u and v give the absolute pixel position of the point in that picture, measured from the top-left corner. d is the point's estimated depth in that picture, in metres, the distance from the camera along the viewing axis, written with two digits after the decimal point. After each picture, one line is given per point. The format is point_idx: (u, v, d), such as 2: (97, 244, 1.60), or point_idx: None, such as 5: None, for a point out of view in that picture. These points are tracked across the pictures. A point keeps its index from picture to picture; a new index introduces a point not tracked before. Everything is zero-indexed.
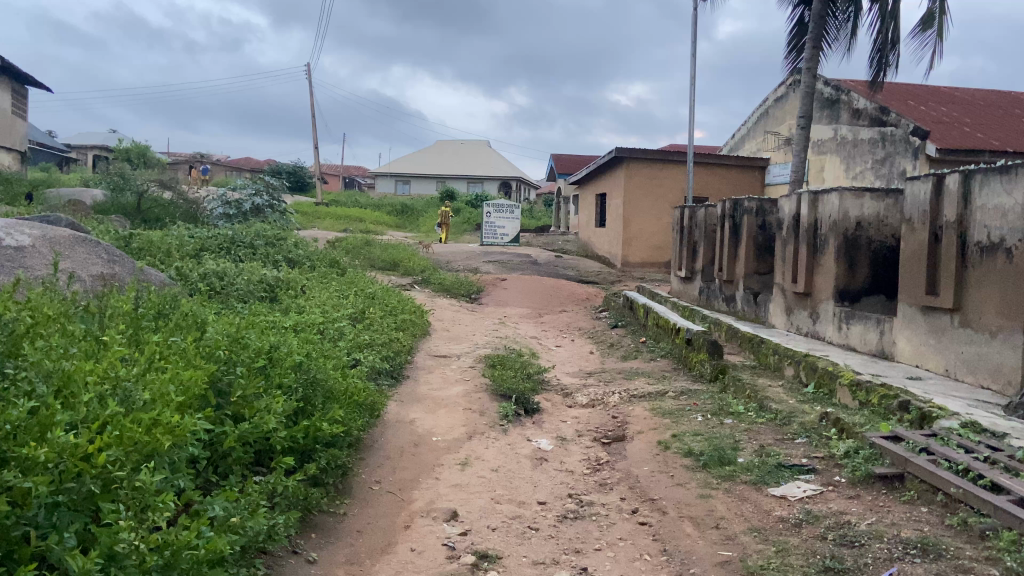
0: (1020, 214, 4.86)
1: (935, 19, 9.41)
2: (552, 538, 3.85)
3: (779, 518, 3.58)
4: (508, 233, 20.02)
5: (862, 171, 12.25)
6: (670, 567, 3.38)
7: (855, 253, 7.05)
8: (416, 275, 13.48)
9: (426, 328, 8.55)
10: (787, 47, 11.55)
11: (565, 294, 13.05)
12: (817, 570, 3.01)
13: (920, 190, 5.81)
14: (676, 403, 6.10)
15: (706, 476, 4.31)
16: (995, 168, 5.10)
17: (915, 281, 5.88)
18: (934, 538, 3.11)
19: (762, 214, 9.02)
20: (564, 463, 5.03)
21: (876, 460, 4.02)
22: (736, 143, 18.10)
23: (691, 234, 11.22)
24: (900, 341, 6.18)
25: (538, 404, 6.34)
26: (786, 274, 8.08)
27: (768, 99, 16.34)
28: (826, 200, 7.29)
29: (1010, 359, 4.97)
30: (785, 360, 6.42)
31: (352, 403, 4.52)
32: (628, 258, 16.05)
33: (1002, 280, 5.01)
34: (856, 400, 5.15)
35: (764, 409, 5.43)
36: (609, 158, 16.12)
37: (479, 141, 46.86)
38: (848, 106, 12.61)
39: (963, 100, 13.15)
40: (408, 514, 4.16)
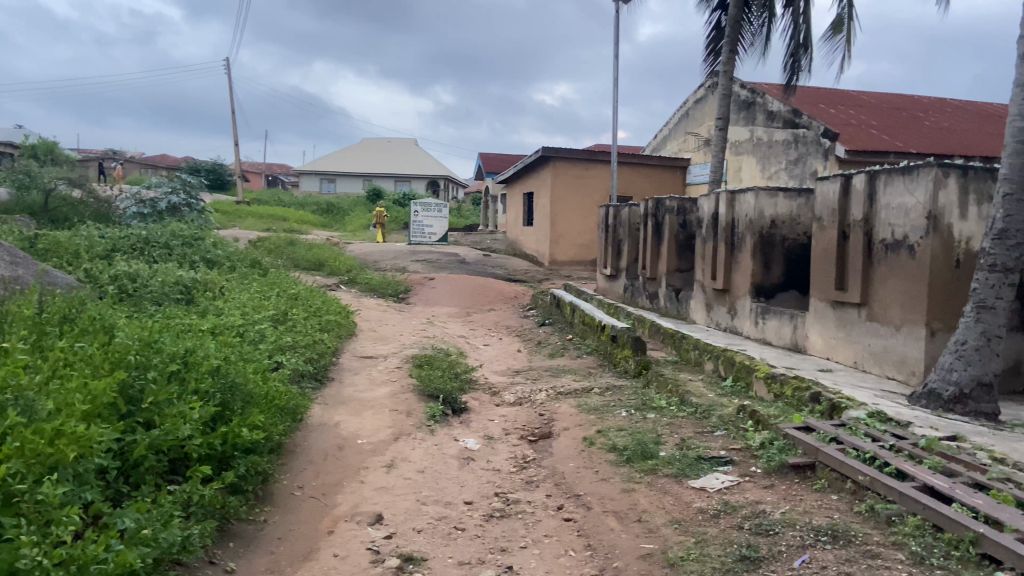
0: (921, 213, 5.11)
1: (845, 24, 9.82)
2: (477, 538, 3.85)
3: (698, 510, 3.68)
4: (436, 232, 19.91)
5: (777, 171, 12.69)
6: (594, 562, 3.42)
7: (771, 250, 7.30)
8: (342, 275, 13.26)
9: (352, 328, 8.44)
10: (706, 51, 11.86)
11: (493, 293, 13.07)
12: (735, 559, 3.09)
13: (830, 189, 6.06)
14: (602, 399, 6.18)
15: (630, 470, 4.39)
16: (898, 169, 5.36)
17: (826, 276, 6.14)
18: (844, 525, 3.23)
19: (683, 213, 9.25)
20: (491, 462, 5.04)
21: (789, 450, 4.19)
22: (658, 143, 18.49)
23: (616, 232, 11.40)
24: (813, 334, 6.45)
25: (465, 403, 6.33)
26: (705, 271, 8.33)
27: (688, 100, 16.73)
28: (742, 199, 7.53)
29: (912, 351, 5.23)
30: (705, 356, 6.60)
31: (272, 407, 4.41)
32: (556, 256, 16.21)
33: (905, 275, 5.26)
34: (770, 392, 5.34)
35: (685, 403, 5.58)
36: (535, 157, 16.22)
37: (406, 141, 46.51)
38: (763, 109, 13.04)
39: (870, 104, 13.78)
40: (331, 519, 4.09)
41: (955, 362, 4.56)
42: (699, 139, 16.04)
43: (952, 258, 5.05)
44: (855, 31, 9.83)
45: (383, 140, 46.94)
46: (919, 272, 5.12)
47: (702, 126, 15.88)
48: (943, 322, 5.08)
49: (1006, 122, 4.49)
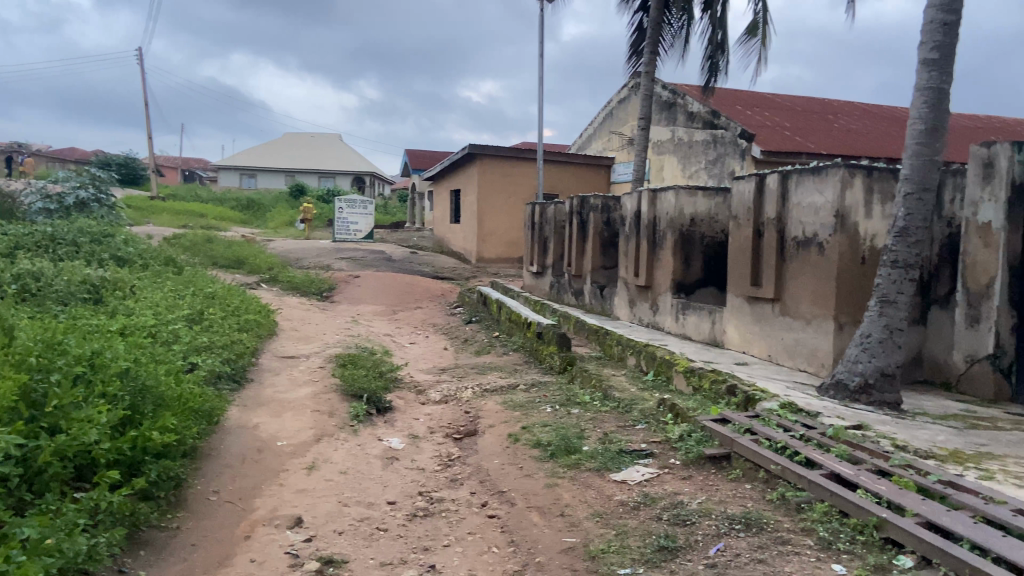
0: (829, 211, 5.33)
1: (759, 28, 10.15)
2: (400, 538, 3.82)
3: (619, 503, 3.74)
4: (361, 230, 19.62)
5: (697, 170, 13.02)
6: (517, 558, 3.44)
7: (690, 248, 7.49)
8: (263, 273, 12.92)
9: (273, 328, 8.22)
10: (628, 51, 12.05)
11: (419, 291, 12.98)
12: (653, 549, 3.16)
13: (745, 188, 6.26)
14: (526, 396, 6.22)
15: (553, 465, 4.43)
16: (808, 169, 5.58)
17: (742, 273, 6.35)
18: (756, 514, 3.34)
19: (607, 211, 9.39)
20: (415, 462, 5.00)
21: (706, 441, 4.31)
22: (584, 142, 18.70)
23: (542, 230, 11.50)
24: (729, 329, 6.66)
25: (390, 403, 6.26)
26: (629, 268, 8.48)
27: (612, 100, 16.97)
28: (663, 197, 7.69)
29: (822, 344, 5.45)
30: (628, 351, 6.72)
31: (186, 410, 4.26)
32: (483, 254, 16.23)
33: (815, 271, 5.48)
34: (689, 385, 5.48)
35: (608, 397, 5.67)
36: (462, 154, 16.17)
37: (330, 136, 45.70)
38: (683, 109, 13.36)
39: (783, 106, 14.30)
40: (249, 524, 3.99)
41: (860, 354, 4.78)
42: (622, 138, 16.28)
43: (858, 255, 5.29)
44: (769, 36, 10.16)
45: (307, 135, 45.97)
46: (828, 268, 5.34)
47: (625, 125, 16.13)
48: (850, 316, 5.31)
49: (906, 126, 4.71)
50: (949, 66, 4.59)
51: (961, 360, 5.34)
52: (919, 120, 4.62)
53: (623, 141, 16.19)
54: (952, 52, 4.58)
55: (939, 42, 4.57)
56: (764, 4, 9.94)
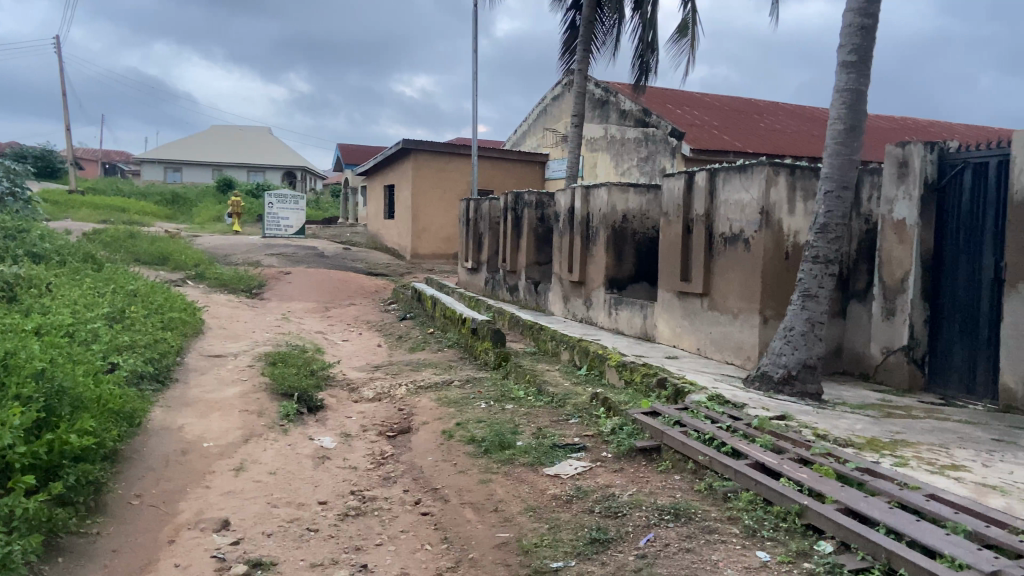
0: (755, 208, 5.48)
1: (689, 28, 10.35)
2: (331, 538, 3.76)
3: (552, 497, 3.77)
4: (292, 225, 19.21)
5: (629, 168, 13.20)
6: (450, 554, 3.42)
7: (623, 244, 7.60)
8: (189, 269, 12.52)
9: (199, 326, 7.97)
10: (561, 48, 12.10)
11: (352, 287, 12.80)
12: (585, 542, 3.19)
13: (675, 185, 6.40)
14: (461, 392, 6.21)
15: (487, 461, 4.42)
16: (734, 168, 5.73)
17: (673, 268, 6.49)
18: (685, 504, 3.42)
19: (541, 207, 9.45)
20: (348, 460, 4.93)
21: (637, 434, 4.38)
22: (518, 138, 18.73)
23: (477, 226, 11.49)
24: (660, 324, 6.79)
25: (322, 401, 6.15)
26: (562, 264, 8.56)
27: (545, 97, 17.05)
28: (596, 194, 7.78)
29: (748, 337, 5.60)
30: (561, 346, 6.78)
31: (106, 412, 4.09)
32: (417, 250, 16.13)
33: (742, 266, 5.64)
34: (621, 378, 5.57)
35: (541, 392, 5.71)
36: (396, 149, 15.99)
37: (260, 129, 44.66)
38: (616, 107, 13.55)
39: (712, 106, 14.64)
40: (173, 528, 3.87)
41: (784, 347, 4.94)
42: (556, 135, 16.37)
43: (782, 251, 5.46)
44: (698, 37, 10.38)
45: (235, 128, 44.79)
46: (753, 263, 5.50)
47: (558, 122, 16.21)
48: (774, 310, 5.48)
49: (827, 125, 4.88)
50: (866, 69, 4.77)
51: (878, 351, 5.57)
52: (839, 120, 4.78)
53: (557, 137, 16.29)
54: (869, 55, 4.76)
55: (857, 45, 4.74)
56: (693, 5, 10.15)
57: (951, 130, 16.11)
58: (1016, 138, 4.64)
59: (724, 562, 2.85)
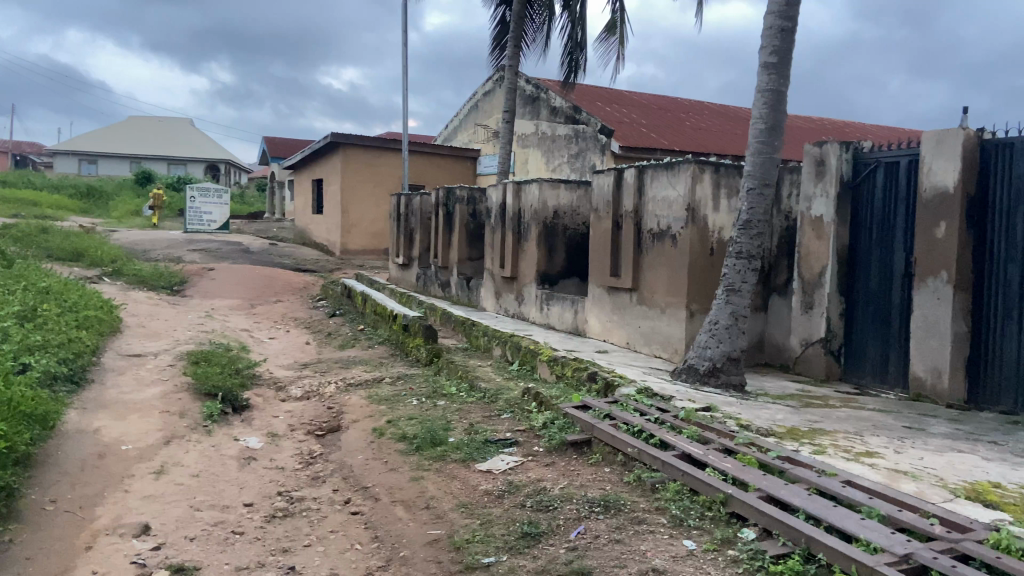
0: (681, 204, 5.60)
1: (618, 27, 10.49)
2: (258, 540, 3.66)
3: (484, 492, 3.77)
4: (215, 220, 18.63)
5: (559, 164, 13.31)
6: (380, 553, 3.37)
7: (554, 239, 7.66)
8: (105, 266, 11.98)
9: (116, 324, 7.65)
10: (491, 44, 12.06)
11: (279, 284, 12.51)
12: (516, 536, 3.20)
13: (605, 182, 6.49)
14: (392, 389, 6.15)
15: (419, 458, 4.39)
16: (661, 165, 5.85)
17: (603, 264, 6.58)
18: (615, 496, 3.47)
19: (472, 203, 9.43)
20: (275, 461, 4.82)
21: (568, 428, 4.43)
22: (449, 134, 18.63)
23: (408, 222, 11.39)
24: (591, 318, 6.87)
25: (248, 401, 5.99)
26: (494, 260, 8.58)
27: (476, 93, 17.01)
28: (527, 190, 7.82)
29: (675, 330, 5.72)
30: (493, 342, 6.78)
31: (16, 415, 3.90)
32: (346, 245, 15.89)
33: (669, 261, 5.76)
34: (553, 373, 5.61)
35: (473, 388, 5.71)
36: (324, 143, 15.69)
37: (181, 121, 43.18)
38: (547, 104, 13.64)
39: (640, 104, 14.88)
40: (90, 534, 3.72)
41: (709, 340, 5.07)
42: (487, 131, 16.35)
43: (707, 246, 5.59)
44: (626, 35, 10.53)
45: (155, 120, 43.18)
46: (680, 258, 5.63)
47: (489, 118, 16.18)
48: (700, 304, 5.61)
49: (749, 125, 5.02)
50: (786, 70, 4.93)
51: (797, 344, 5.78)
52: (761, 119, 4.93)
53: (488, 133, 16.28)
54: (789, 57, 4.92)
55: (777, 47, 4.89)
56: (621, 4, 10.28)
57: (864, 131, 16.83)
58: (924, 139, 4.87)
59: (652, 552, 2.90)
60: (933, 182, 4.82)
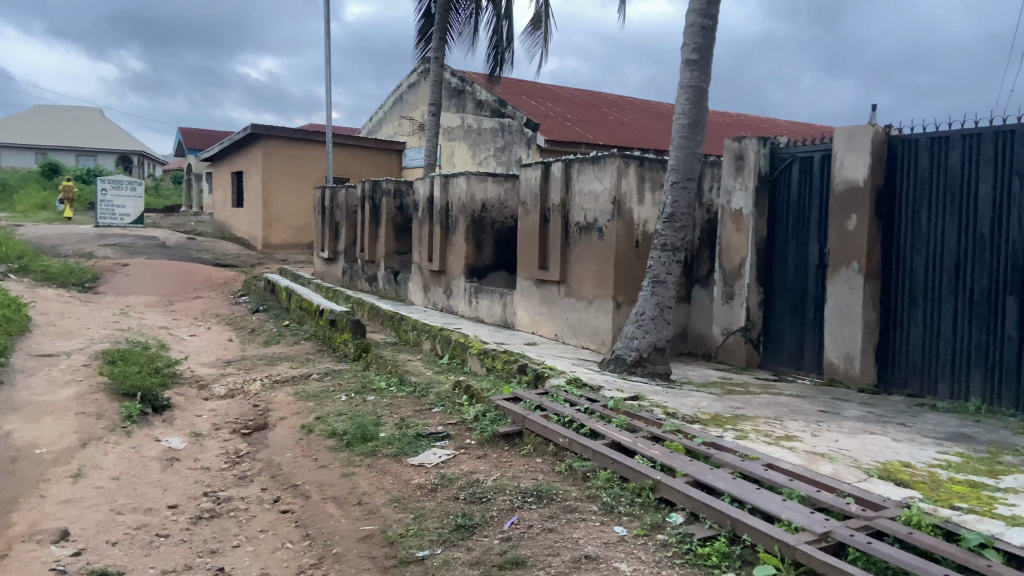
0: (608, 197, 5.70)
1: (543, 22, 10.55)
2: (184, 542, 3.56)
3: (417, 486, 3.76)
4: (129, 213, 17.91)
5: (486, 158, 13.32)
6: (313, 551, 3.33)
7: (482, 233, 7.67)
8: (9, 262, 11.36)
9: (25, 324, 7.28)
10: (417, 36, 11.93)
11: (199, 280, 12.12)
12: (450, 529, 3.21)
13: (532, 175, 6.55)
14: (320, 385, 6.06)
15: (349, 455, 4.35)
16: (588, 159, 5.94)
17: (531, 257, 6.64)
18: (547, 485, 3.53)
19: (399, 196, 9.35)
20: (199, 461, 4.69)
21: (500, 420, 4.47)
22: (374, 126, 18.38)
23: (333, 215, 11.22)
24: (519, 311, 6.93)
25: (169, 400, 5.80)
26: (422, 253, 8.55)
27: (401, 85, 16.82)
28: (455, 183, 7.81)
29: (602, 322, 5.82)
30: (423, 336, 6.76)
31: None
32: (269, 240, 15.52)
33: (596, 254, 5.86)
34: (483, 366, 5.64)
35: (403, 382, 5.68)
36: (244, 134, 15.26)
37: (90, 111, 41.25)
38: (473, 97, 13.62)
39: (564, 98, 15.01)
40: (3, 543, 3.56)
41: (636, 331, 5.18)
42: (412, 123, 16.19)
43: (633, 239, 5.71)
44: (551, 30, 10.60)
45: (61, 109, 41.08)
46: (607, 251, 5.73)
47: (414, 111, 16.02)
48: (626, 296, 5.72)
49: (673, 120, 5.14)
50: (707, 67, 5.06)
51: (719, 333, 5.98)
52: (684, 115, 5.05)
53: (413, 126, 16.13)
54: (710, 54, 5.06)
55: (699, 44, 5.02)
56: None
57: (778, 126, 17.41)
58: (836, 134, 5.08)
59: (584, 539, 2.96)
60: (845, 177, 5.05)
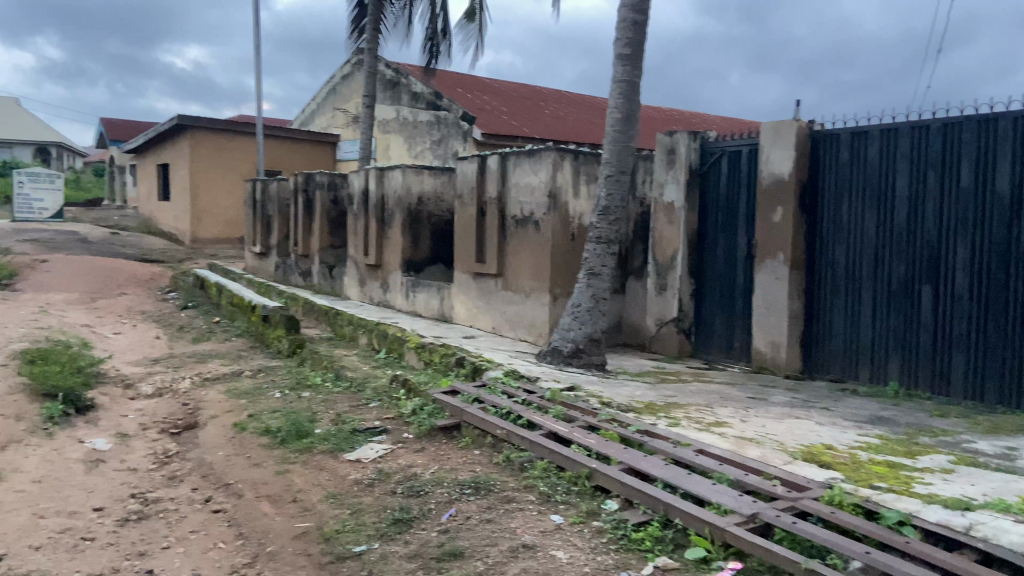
0: (543, 190, 5.74)
1: (477, 14, 10.52)
2: (111, 545, 3.44)
3: (353, 481, 3.73)
4: (48, 208, 17.08)
5: (422, 150, 13.27)
6: (246, 550, 3.26)
7: (418, 226, 7.63)
8: None
9: None
10: (349, 27, 11.73)
11: (123, 276, 11.70)
12: (388, 523, 3.19)
13: (469, 169, 6.55)
14: (253, 382, 5.93)
15: (284, 451, 4.27)
16: (523, 152, 5.96)
17: (468, 250, 6.64)
18: (485, 477, 3.55)
19: (334, 189, 9.21)
20: (126, 462, 4.54)
21: (438, 414, 4.47)
22: (305, 118, 18.03)
23: (265, 209, 10.98)
24: (457, 304, 6.92)
25: (93, 400, 5.58)
26: (358, 247, 8.45)
27: (333, 76, 16.54)
28: (390, 176, 7.75)
29: (539, 314, 5.86)
30: (359, 331, 6.69)
31: None
32: (197, 234, 15.08)
33: (532, 247, 5.90)
34: (420, 360, 5.61)
35: (339, 378, 5.62)
36: (169, 125, 14.77)
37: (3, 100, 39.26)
38: (407, 89, 13.49)
39: (499, 91, 15.02)
40: None
41: (572, 323, 5.24)
42: (346, 115, 15.93)
43: (568, 232, 5.76)
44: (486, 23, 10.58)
45: None
46: (543, 243, 5.77)
47: (348, 103, 15.77)
48: (563, 288, 5.78)
49: (606, 113, 5.20)
50: (639, 61, 5.14)
51: (653, 324, 6.10)
52: (617, 109, 5.12)
53: (347, 118, 15.89)
54: (641, 49, 5.14)
55: (630, 39, 5.10)
56: None
57: (708, 121, 17.82)
58: (763, 129, 5.24)
59: (521, 529, 2.99)
60: (771, 171, 5.21)
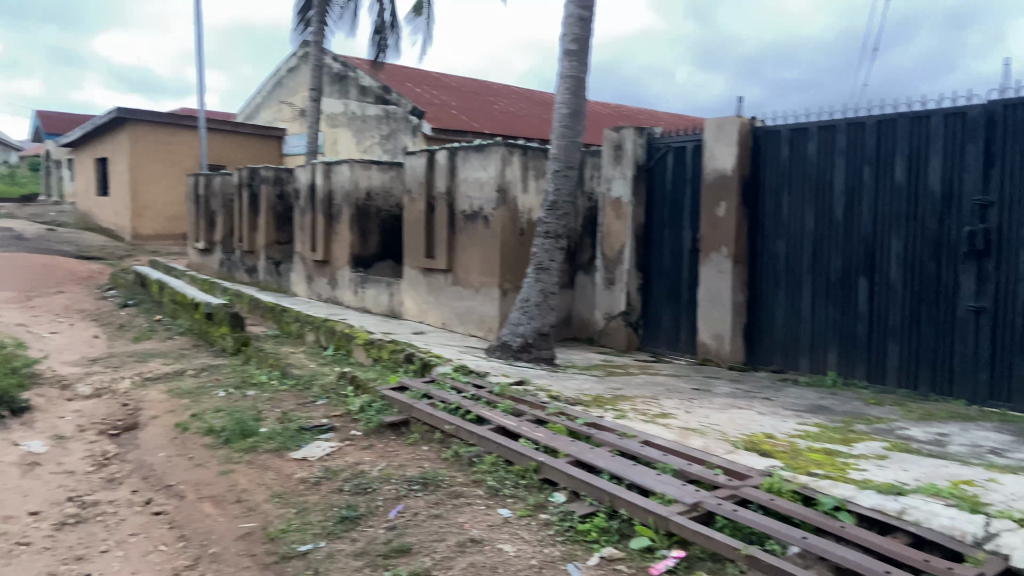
0: (492, 185, 5.74)
1: (425, 7, 10.45)
2: (46, 550, 3.33)
3: (300, 480, 3.68)
4: None
5: (371, 145, 13.15)
6: (188, 551, 3.19)
7: (366, 221, 7.55)
8: None
9: None
10: (294, 18, 11.52)
11: (60, 273, 11.30)
12: (335, 521, 3.16)
13: (417, 163, 6.51)
14: (197, 381, 5.80)
15: (228, 451, 4.19)
16: (472, 147, 5.95)
17: (417, 245, 6.60)
18: (434, 472, 3.54)
19: (280, 183, 9.04)
20: (62, 464, 4.38)
21: (386, 410, 4.44)
22: (250, 112, 17.67)
23: (208, 204, 10.73)
24: (406, 300, 6.87)
25: (28, 402, 5.37)
26: (305, 243, 8.33)
27: (279, 69, 16.24)
28: (338, 170, 7.65)
29: (489, 309, 5.87)
30: (307, 327, 6.59)
31: None
32: (138, 230, 14.66)
33: (481, 241, 5.89)
34: (369, 356, 5.56)
35: (286, 376, 5.53)
36: (107, 118, 14.31)
37: None
38: (355, 83, 13.33)
39: (448, 86, 14.96)
40: None
41: (521, 317, 5.26)
42: (292, 109, 15.67)
43: (517, 227, 5.77)
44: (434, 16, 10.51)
45: None
46: (492, 238, 5.77)
47: (295, 96, 15.51)
48: (512, 282, 5.79)
49: (553, 108, 5.22)
50: (585, 57, 5.18)
51: (601, 318, 6.16)
52: (564, 104, 5.14)
53: (293, 112, 15.63)
54: (588, 44, 5.18)
55: (577, 35, 5.12)
56: None
57: (655, 118, 18.06)
58: (706, 125, 5.33)
59: (469, 523, 2.98)
60: (715, 166, 5.30)
